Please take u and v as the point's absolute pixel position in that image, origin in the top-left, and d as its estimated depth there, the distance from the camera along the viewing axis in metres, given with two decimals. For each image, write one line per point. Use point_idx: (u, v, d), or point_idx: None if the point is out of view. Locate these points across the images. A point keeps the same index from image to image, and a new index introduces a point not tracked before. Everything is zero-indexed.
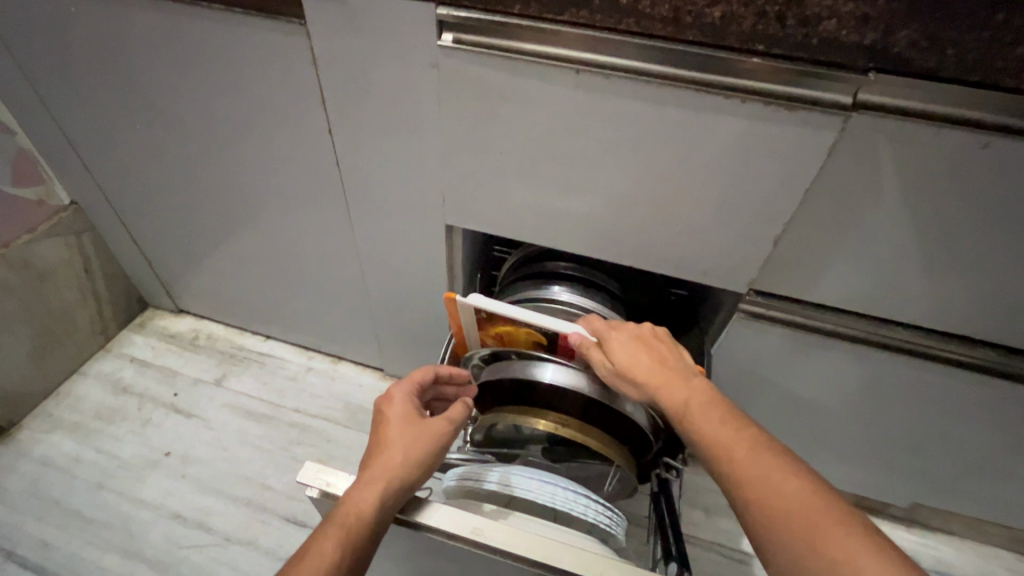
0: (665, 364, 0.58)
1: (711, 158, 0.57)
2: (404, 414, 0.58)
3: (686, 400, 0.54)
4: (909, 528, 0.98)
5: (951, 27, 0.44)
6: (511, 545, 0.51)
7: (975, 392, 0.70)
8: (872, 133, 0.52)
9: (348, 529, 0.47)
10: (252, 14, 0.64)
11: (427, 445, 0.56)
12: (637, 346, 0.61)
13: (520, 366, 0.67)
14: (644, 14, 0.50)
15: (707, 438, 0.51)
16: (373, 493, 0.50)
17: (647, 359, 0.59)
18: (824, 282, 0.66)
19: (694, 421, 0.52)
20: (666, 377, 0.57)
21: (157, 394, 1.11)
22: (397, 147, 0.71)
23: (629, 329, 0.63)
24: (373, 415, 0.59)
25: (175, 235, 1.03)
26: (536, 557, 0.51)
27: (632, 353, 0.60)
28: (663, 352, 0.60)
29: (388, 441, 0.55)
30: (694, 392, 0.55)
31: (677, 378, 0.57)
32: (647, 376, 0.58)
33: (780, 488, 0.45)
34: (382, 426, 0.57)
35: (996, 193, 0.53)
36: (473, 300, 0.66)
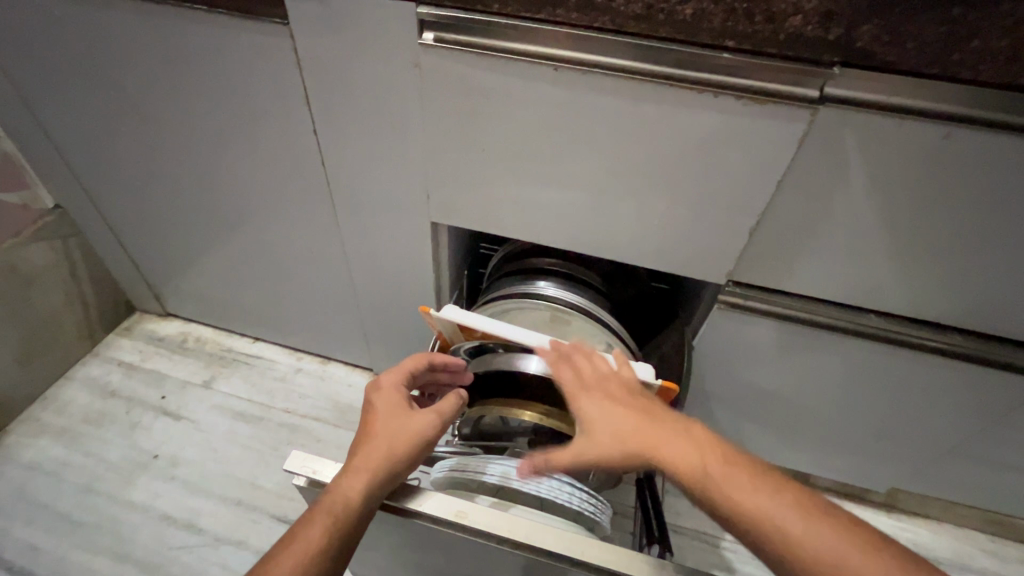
0: (648, 416, 0.51)
1: (686, 150, 0.59)
2: (392, 405, 0.58)
3: (697, 463, 0.46)
4: (889, 513, 1.00)
5: (911, 21, 0.46)
6: (491, 526, 0.53)
7: (946, 375, 0.72)
8: (839, 125, 0.54)
9: (333, 518, 0.48)
10: (236, 16, 0.65)
11: (413, 437, 0.56)
12: (612, 402, 0.53)
13: (506, 358, 0.68)
14: (618, 12, 0.51)
15: (745, 508, 0.43)
16: (358, 485, 0.50)
17: (632, 418, 0.51)
18: (799, 272, 0.68)
19: (721, 490, 0.44)
20: (663, 435, 0.49)
21: (145, 397, 1.11)
22: (383, 147, 0.72)
23: (601, 386, 0.56)
24: (363, 403, 0.59)
25: (161, 238, 1.03)
26: (516, 537, 0.52)
27: (613, 416, 0.52)
28: (642, 402, 0.53)
29: (374, 432, 0.55)
30: (701, 448, 0.47)
31: (675, 434, 0.49)
32: (630, 438, 0.49)
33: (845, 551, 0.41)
34: (369, 417, 0.57)
35: (957, 181, 0.55)
36: (448, 312, 0.66)
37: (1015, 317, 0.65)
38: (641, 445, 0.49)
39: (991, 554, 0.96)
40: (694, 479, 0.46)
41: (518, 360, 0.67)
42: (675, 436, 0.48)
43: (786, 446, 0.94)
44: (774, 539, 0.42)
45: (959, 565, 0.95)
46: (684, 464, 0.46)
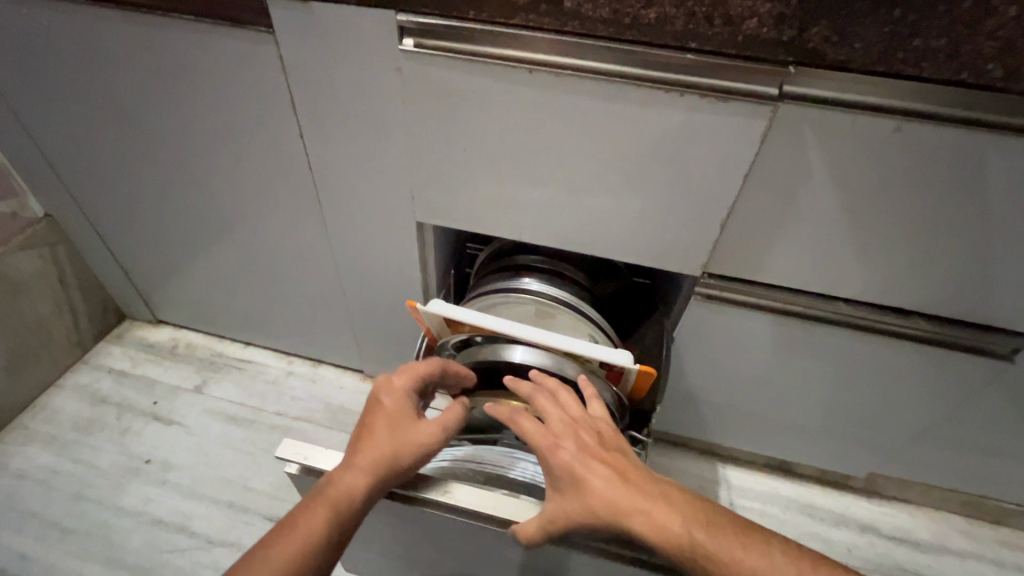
0: (626, 475, 0.52)
1: (657, 147, 0.62)
2: (398, 410, 0.58)
3: (678, 525, 0.48)
4: (870, 499, 1.03)
5: (857, 22, 0.49)
6: (479, 505, 0.56)
7: (913, 359, 0.75)
8: (798, 120, 0.57)
9: (331, 514, 0.50)
10: (222, 25, 0.67)
11: (414, 450, 0.56)
12: (588, 456, 0.53)
13: (491, 349, 0.70)
14: (587, 17, 0.54)
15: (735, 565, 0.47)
16: (358, 484, 0.52)
17: (609, 476, 0.51)
18: (770, 262, 0.71)
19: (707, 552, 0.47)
20: (642, 497, 0.50)
21: (136, 403, 1.12)
22: (368, 151, 0.74)
23: (574, 437, 0.55)
24: (371, 399, 0.59)
25: (151, 245, 1.04)
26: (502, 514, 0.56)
27: (591, 473, 0.52)
28: (617, 458, 0.54)
29: (377, 435, 0.55)
30: (679, 508, 0.49)
31: (653, 494, 0.50)
32: (614, 500, 0.50)
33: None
34: (375, 416, 0.57)
35: (911, 171, 0.58)
36: (434, 306, 0.68)
37: (973, 301, 0.68)
38: (625, 507, 0.49)
39: (967, 535, 0.99)
40: (682, 543, 0.48)
41: (504, 351, 0.69)
42: (657, 497, 0.50)
43: (768, 435, 0.96)
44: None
45: (938, 547, 0.98)
46: (672, 528, 0.48)
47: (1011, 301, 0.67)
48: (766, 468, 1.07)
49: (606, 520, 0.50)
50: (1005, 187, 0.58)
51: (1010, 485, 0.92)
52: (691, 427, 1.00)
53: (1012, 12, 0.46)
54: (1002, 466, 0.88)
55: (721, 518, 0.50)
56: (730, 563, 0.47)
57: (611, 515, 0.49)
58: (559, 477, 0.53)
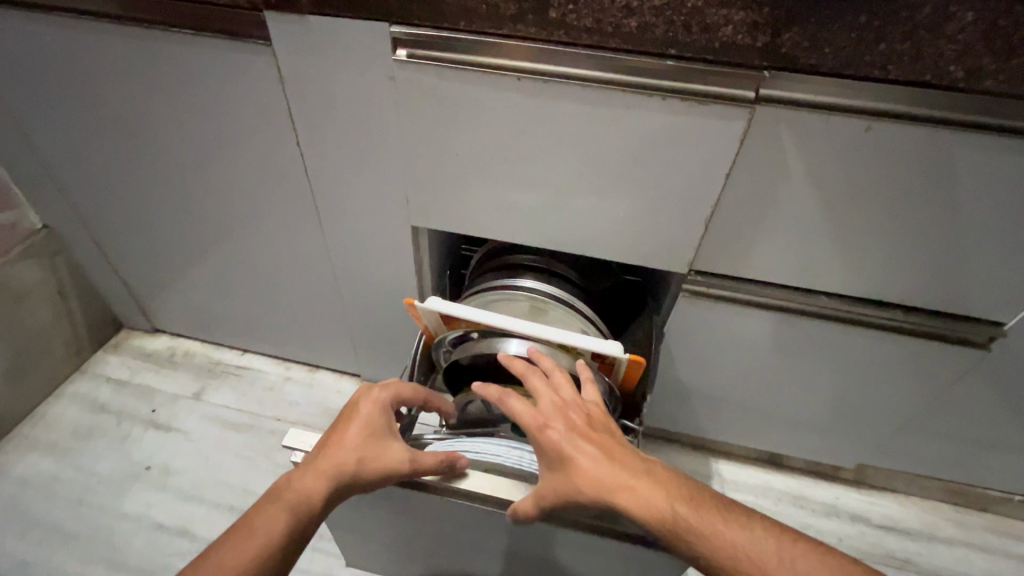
0: (612, 455, 0.53)
1: (642, 149, 0.65)
2: (370, 420, 0.59)
3: (662, 500, 0.50)
4: (859, 490, 1.05)
5: (826, 28, 0.52)
6: (479, 486, 0.60)
7: (892, 349, 0.78)
8: (774, 121, 0.60)
9: (286, 516, 0.52)
10: (220, 37, 0.69)
11: (377, 468, 0.56)
12: (577, 436, 0.55)
13: (488, 343, 0.73)
14: (572, 26, 0.57)
15: (715, 535, 0.49)
16: (316, 491, 0.54)
17: (597, 455, 0.53)
18: (753, 258, 0.74)
19: (689, 526, 0.49)
20: (628, 475, 0.52)
21: (134, 410, 1.12)
22: (363, 157, 0.77)
23: (564, 418, 0.57)
24: (350, 406, 0.61)
25: (149, 254, 1.05)
26: (500, 495, 0.60)
27: (579, 452, 0.53)
28: (604, 438, 0.56)
29: (344, 443, 0.57)
30: (663, 486, 0.51)
31: (639, 473, 0.52)
32: (599, 477, 0.52)
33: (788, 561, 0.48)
34: (348, 424, 0.59)
35: (881, 168, 0.61)
36: (431, 303, 0.70)
37: (946, 292, 0.71)
38: (609, 484, 0.51)
39: (953, 523, 1.02)
40: (665, 519, 0.49)
41: (501, 344, 0.72)
42: (641, 475, 0.51)
43: (757, 429, 0.99)
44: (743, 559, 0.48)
45: (924, 535, 1.00)
46: (654, 504, 0.50)
47: (982, 291, 0.70)
48: (758, 462, 1.09)
49: (592, 497, 0.51)
50: (972, 182, 0.61)
51: (992, 473, 0.94)
52: (682, 422, 1.02)
53: (968, 18, 0.49)
54: (981, 453, 0.91)
55: (704, 494, 0.52)
56: (711, 536, 0.49)
57: (597, 493, 0.51)
58: (549, 455, 0.55)
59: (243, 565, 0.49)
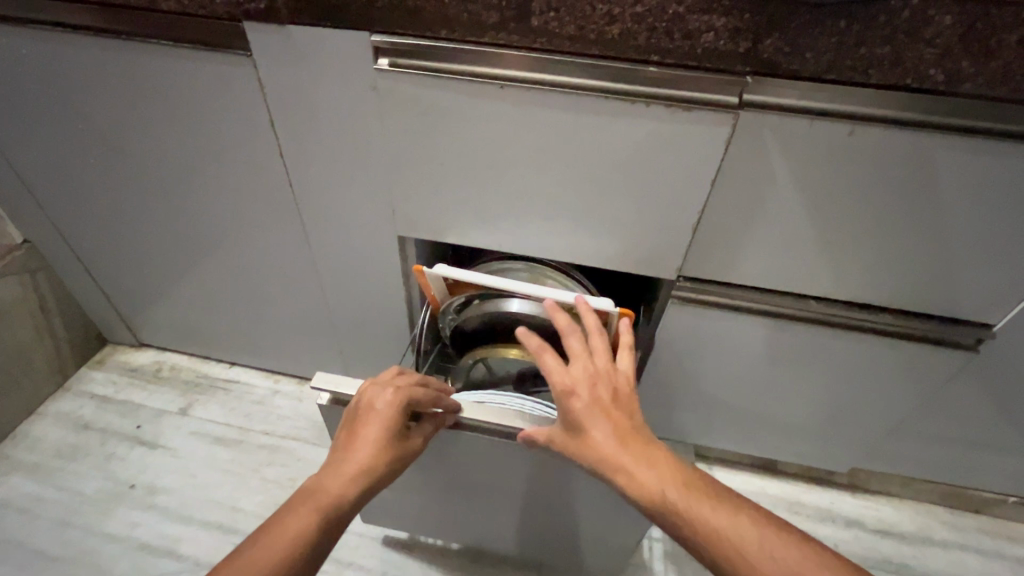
0: (625, 436, 0.55)
1: (628, 155, 0.64)
2: (390, 413, 0.58)
3: (659, 489, 0.52)
4: (854, 493, 1.05)
5: (806, 33, 0.52)
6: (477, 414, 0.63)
7: (883, 351, 0.78)
8: (758, 126, 0.60)
9: (319, 518, 0.52)
10: (201, 49, 0.69)
11: (398, 458, 0.59)
12: (597, 410, 0.56)
13: (492, 303, 0.77)
14: (554, 33, 0.57)
15: (704, 527, 0.49)
16: (346, 492, 0.55)
17: (610, 433, 0.55)
18: (741, 262, 0.73)
19: (679, 514, 0.50)
20: (633, 460, 0.53)
21: (119, 427, 1.10)
22: (347, 168, 0.76)
23: (590, 388, 0.57)
24: (366, 401, 0.59)
25: (133, 268, 1.04)
26: (505, 421, 0.63)
27: (595, 427, 0.55)
28: (622, 418, 0.56)
29: (367, 442, 0.57)
30: (664, 477, 0.52)
31: (644, 459, 0.53)
32: (606, 454, 0.54)
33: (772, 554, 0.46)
34: (367, 421, 0.58)
35: (867, 170, 0.61)
36: (439, 270, 0.75)
37: (935, 293, 0.71)
38: (612, 462, 0.54)
39: (949, 526, 1.01)
40: (657, 503, 0.51)
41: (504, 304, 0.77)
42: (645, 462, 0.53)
43: (751, 435, 0.98)
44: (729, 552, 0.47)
45: (921, 538, 1.00)
46: (651, 489, 0.52)
47: (971, 292, 0.70)
48: (753, 468, 1.08)
49: (596, 466, 0.55)
50: (956, 184, 0.61)
51: (984, 474, 0.94)
52: (676, 428, 1.01)
53: (947, 22, 0.50)
54: (975, 453, 0.91)
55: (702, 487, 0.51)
56: (696, 523, 0.49)
57: (600, 464, 0.54)
58: (567, 418, 0.57)
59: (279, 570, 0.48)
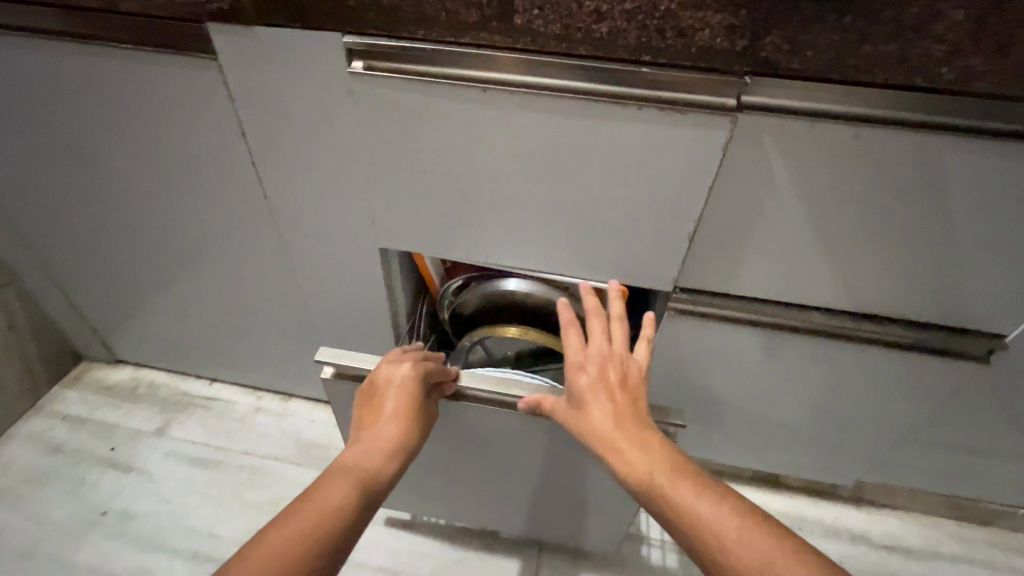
0: (624, 418, 0.55)
1: (619, 162, 0.60)
2: (406, 381, 0.62)
3: (648, 473, 0.52)
4: (859, 507, 1.01)
5: (808, 30, 0.49)
6: (475, 382, 0.67)
7: (889, 362, 0.74)
8: (757, 130, 0.57)
9: (354, 483, 0.52)
10: (164, 52, 0.64)
11: (418, 422, 0.61)
12: (602, 389, 0.58)
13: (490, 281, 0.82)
14: (538, 33, 0.53)
15: (680, 510, 0.48)
16: (374, 458, 0.56)
17: (610, 413, 0.56)
18: (741, 272, 0.70)
19: (663, 499, 0.50)
20: (627, 442, 0.54)
21: (93, 449, 1.05)
22: (324, 178, 0.72)
23: (599, 368, 0.59)
24: (378, 379, 0.63)
25: (105, 282, 0.99)
26: (502, 390, 0.66)
27: (597, 404, 0.57)
28: (626, 402, 0.57)
29: (387, 408, 0.61)
30: (656, 463, 0.52)
31: (638, 444, 0.54)
32: (602, 431, 0.55)
33: (746, 540, 0.44)
34: (382, 393, 0.62)
35: (872, 176, 0.58)
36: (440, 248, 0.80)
37: (944, 303, 0.68)
38: (607, 440, 0.55)
39: (958, 540, 0.98)
40: (644, 484, 0.51)
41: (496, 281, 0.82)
42: (640, 445, 0.53)
43: (751, 448, 0.94)
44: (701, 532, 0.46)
45: (929, 554, 0.96)
46: (640, 471, 0.52)
47: (982, 300, 0.66)
48: (753, 481, 1.05)
49: (591, 441, 0.56)
50: (966, 190, 0.57)
51: (993, 486, 0.91)
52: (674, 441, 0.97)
53: (959, 17, 0.46)
54: (985, 463, 0.87)
55: (693, 474, 0.51)
56: (678, 508, 0.48)
57: (594, 440, 0.56)
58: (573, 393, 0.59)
59: (324, 531, 0.46)
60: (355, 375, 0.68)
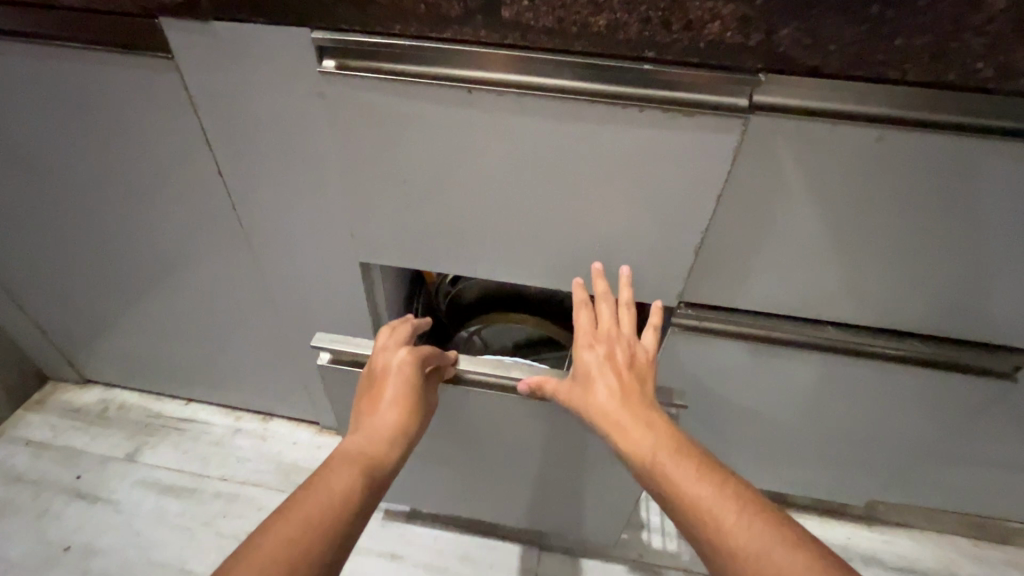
0: (629, 396, 0.55)
1: (619, 169, 0.55)
2: (404, 366, 0.60)
3: (649, 448, 0.51)
4: (871, 526, 0.96)
5: (829, 22, 0.44)
6: (475, 365, 0.66)
7: (908, 378, 0.70)
8: (770, 133, 0.52)
9: (358, 468, 0.51)
10: (116, 51, 0.59)
11: (419, 406, 0.60)
12: (609, 367, 0.58)
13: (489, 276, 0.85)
14: (528, 27, 0.48)
15: (676, 485, 0.48)
16: (376, 445, 0.55)
17: (615, 390, 0.56)
18: (749, 286, 0.65)
19: (662, 473, 0.49)
20: (630, 418, 0.54)
21: (56, 478, 0.98)
22: (297, 188, 0.66)
23: (607, 348, 0.59)
24: (376, 366, 0.62)
25: (67, 299, 0.93)
26: (501, 373, 0.65)
27: (603, 380, 0.57)
28: (632, 381, 0.57)
29: (386, 394, 0.59)
30: (658, 438, 0.52)
31: (641, 419, 0.53)
32: (606, 405, 0.55)
33: (740, 522, 0.43)
34: (381, 380, 0.61)
35: (894, 183, 0.53)
36: None
37: (967, 317, 0.63)
38: (611, 414, 0.55)
39: (974, 559, 0.94)
40: (644, 460, 0.51)
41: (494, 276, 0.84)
42: (643, 420, 0.53)
43: (759, 466, 0.90)
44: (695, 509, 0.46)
45: None
46: (641, 446, 0.52)
47: (1008, 313, 0.62)
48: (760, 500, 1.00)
49: (594, 415, 0.56)
50: (998, 197, 0.53)
51: (1012, 504, 0.87)
52: None
53: (1000, 6, 0.41)
54: (1004, 481, 0.83)
55: (694, 454, 0.50)
56: (674, 483, 0.48)
57: (598, 413, 0.55)
58: (579, 370, 0.59)
59: (328, 515, 0.44)
60: (353, 361, 0.67)
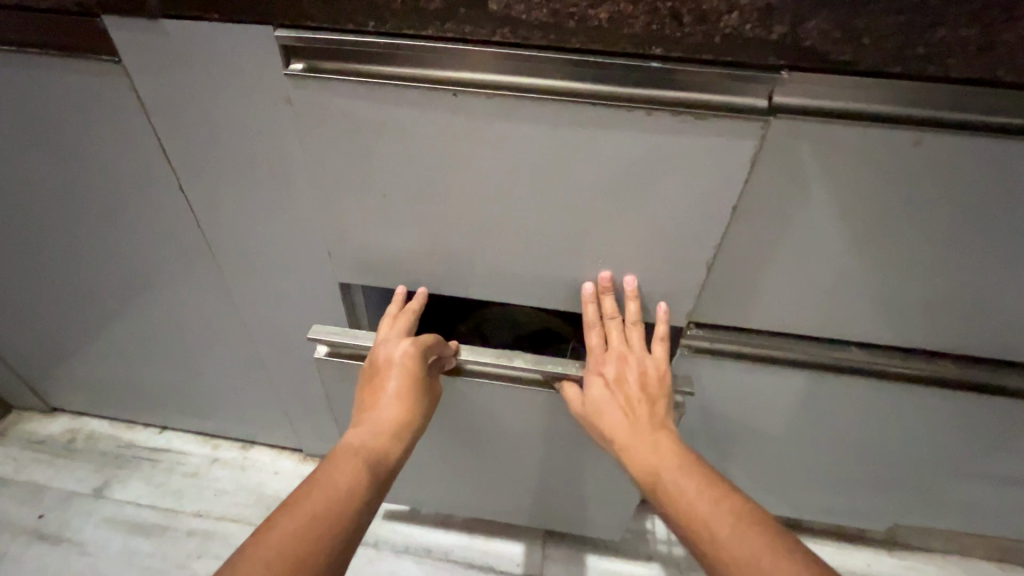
0: (638, 419, 0.55)
1: (622, 180, 0.49)
2: (406, 361, 0.55)
3: (653, 464, 0.51)
4: (892, 552, 0.91)
5: (862, 12, 0.38)
6: (474, 353, 0.61)
7: (937, 400, 0.64)
8: (793, 137, 0.46)
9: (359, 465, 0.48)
10: (58, 55, 0.53)
11: (422, 400, 0.56)
12: (617, 389, 0.56)
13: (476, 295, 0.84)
14: (519, 21, 0.42)
15: (677, 502, 0.47)
16: (376, 441, 0.52)
17: (623, 414, 0.55)
18: (765, 303, 0.59)
19: (666, 489, 0.49)
20: (636, 440, 0.53)
21: (17, 518, 0.91)
22: (267, 204, 0.60)
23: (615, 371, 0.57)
24: (376, 357, 0.57)
25: (26, 325, 0.86)
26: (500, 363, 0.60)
27: (611, 403, 0.56)
28: (641, 405, 0.55)
29: (387, 390, 0.55)
30: (663, 456, 0.51)
31: (647, 440, 0.53)
32: (614, 427, 0.55)
33: (738, 535, 0.42)
34: (380, 374, 0.56)
35: (928, 191, 0.48)
36: None
37: (1004, 335, 0.58)
38: (619, 434, 0.55)
39: None
40: (649, 474, 0.51)
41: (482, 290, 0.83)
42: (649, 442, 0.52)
43: (772, 491, 0.84)
44: (694, 524, 0.45)
45: None
46: (646, 463, 0.52)
47: None
48: None
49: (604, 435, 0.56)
50: None
51: None
52: None
53: None
54: None
55: (698, 469, 0.49)
56: (676, 498, 0.48)
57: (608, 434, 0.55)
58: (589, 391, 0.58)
59: (328, 517, 0.42)
60: (353, 354, 0.64)
